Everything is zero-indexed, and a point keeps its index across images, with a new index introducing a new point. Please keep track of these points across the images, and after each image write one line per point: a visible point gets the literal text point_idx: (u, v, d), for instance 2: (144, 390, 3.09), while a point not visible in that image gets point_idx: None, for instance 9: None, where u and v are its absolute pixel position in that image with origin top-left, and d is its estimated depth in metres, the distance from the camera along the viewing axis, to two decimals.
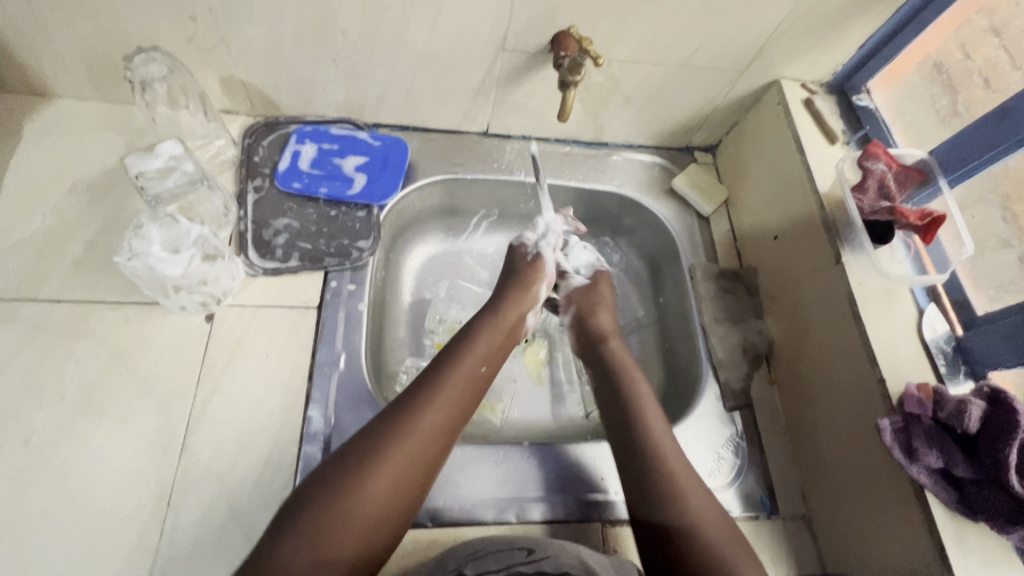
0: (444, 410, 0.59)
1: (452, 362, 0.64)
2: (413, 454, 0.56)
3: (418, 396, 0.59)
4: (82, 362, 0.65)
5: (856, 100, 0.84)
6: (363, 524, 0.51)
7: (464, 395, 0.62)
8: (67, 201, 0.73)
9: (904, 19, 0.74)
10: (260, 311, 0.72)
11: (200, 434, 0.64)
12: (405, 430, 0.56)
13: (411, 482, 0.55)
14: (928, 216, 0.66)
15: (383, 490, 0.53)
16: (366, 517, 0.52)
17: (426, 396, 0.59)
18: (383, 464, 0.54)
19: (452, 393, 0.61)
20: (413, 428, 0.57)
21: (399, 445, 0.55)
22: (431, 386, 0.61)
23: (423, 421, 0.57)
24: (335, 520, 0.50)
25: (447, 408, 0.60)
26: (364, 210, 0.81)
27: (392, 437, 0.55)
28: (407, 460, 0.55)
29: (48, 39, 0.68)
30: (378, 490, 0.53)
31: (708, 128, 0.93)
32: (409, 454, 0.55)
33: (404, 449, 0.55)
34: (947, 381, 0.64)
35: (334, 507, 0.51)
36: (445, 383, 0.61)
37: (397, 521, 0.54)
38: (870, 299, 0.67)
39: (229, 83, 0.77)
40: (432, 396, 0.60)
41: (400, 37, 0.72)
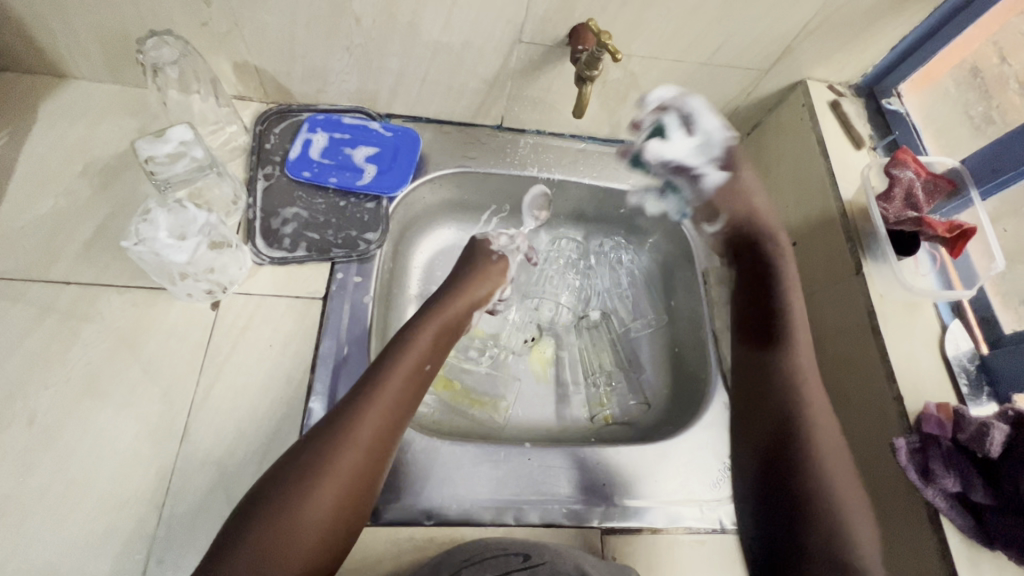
0: (386, 408, 0.58)
1: (395, 357, 0.62)
2: (350, 465, 0.55)
3: (360, 398, 0.58)
4: (88, 345, 0.65)
5: (885, 105, 0.79)
6: (313, 533, 0.52)
7: (407, 388, 0.61)
8: (79, 183, 0.73)
9: (940, 21, 0.71)
10: (266, 301, 0.71)
11: (201, 421, 0.64)
12: (350, 428, 0.56)
13: (362, 481, 0.55)
14: (958, 229, 0.63)
15: (332, 496, 0.53)
16: (310, 531, 0.52)
17: (368, 393, 0.59)
18: (326, 469, 0.54)
19: (396, 387, 0.60)
20: (357, 429, 0.56)
21: (342, 451, 0.55)
22: (373, 387, 0.59)
23: (366, 422, 0.57)
24: (287, 524, 0.51)
25: (388, 409, 0.59)
26: (374, 202, 0.80)
27: (338, 441, 0.55)
28: (355, 461, 0.55)
29: (64, 19, 0.68)
30: (325, 496, 0.53)
31: (728, 128, 0.91)
32: (352, 460, 0.55)
33: (347, 451, 0.55)
34: (970, 402, 0.61)
35: (277, 523, 0.51)
36: (383, 382, 0.60)
37: (354, 522, 0.55)
38: (891, 313, 0.65)
39: (242, 69, 0.77)
40: (374, 395, 0.59)
41: (415, 26, 0.71)
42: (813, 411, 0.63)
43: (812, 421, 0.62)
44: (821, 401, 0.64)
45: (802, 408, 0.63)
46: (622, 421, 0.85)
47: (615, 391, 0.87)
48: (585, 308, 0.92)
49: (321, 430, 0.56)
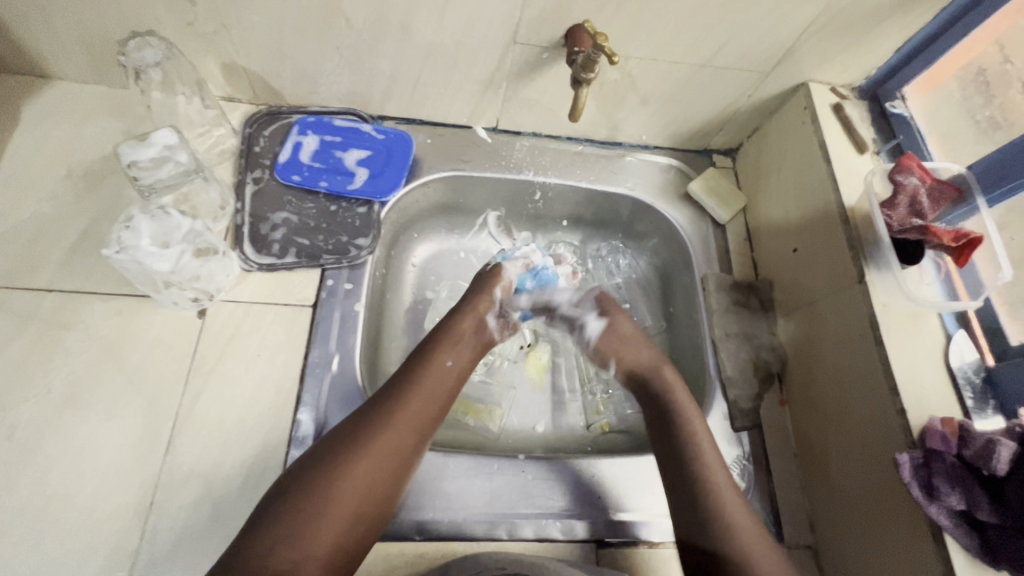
0: (418, 409, 0.60)
1: (425, 357, 0.65)
2: (382, 459, 0.56)
3: (394, 394, 0.60)
4: (70, 355, 0.64)
5: (889, 108, 0.77)
6: (339, 522, 0.52)
7: (439, 388, 0.63)
8: (62, 188, 0.72)
9: (947, 23, 0.69)
10: (254, 308, 0.70)
11: (186, 434, 0.62)
12: (387, 417, 0.58)
13: (389, 473, 0.56)
14: (965, 238, 0.60)
15: (361, 485, 0.54)
16: (336, 518, 0.52)
17: (401, 389, 0.61)
18: (359, 459, 0.55)
19: (430, 387, 0.62)
20: (392, 420, 0.58)
21: (375, 441, 0.56)
22: (406, 386, 0.61)
23: (400, 416, 0.58)
24: (315, 507, 0.51)
25: (419, 414, 0.60)
26: (365, 207, 0.78)
27: (373, 430, 0.57)
28: (385, 453, 0.56)
29: (46, 19, 0.66)
30: (357, 482, 0.54)
31: (728, 131, 0.89)
32: (382, 450, 0.56)
33: (379, 440, 0.56)
34: (974, 415, 0.60)
35: (306, 505, 0.52)
36: (415, 384, 0.62)
37: (378, 517, 0.55)
38: (895, 324, 0.63)
39: (230, 70, 0.75)
40: (406, 391, 0.61)
41: (407, 27, 0.69)
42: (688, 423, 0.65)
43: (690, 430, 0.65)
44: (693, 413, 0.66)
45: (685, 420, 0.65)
46: (618, 429, 0.85)
47: (612, 399, 0.87)
48: None
49: (354, 421, 0.58)
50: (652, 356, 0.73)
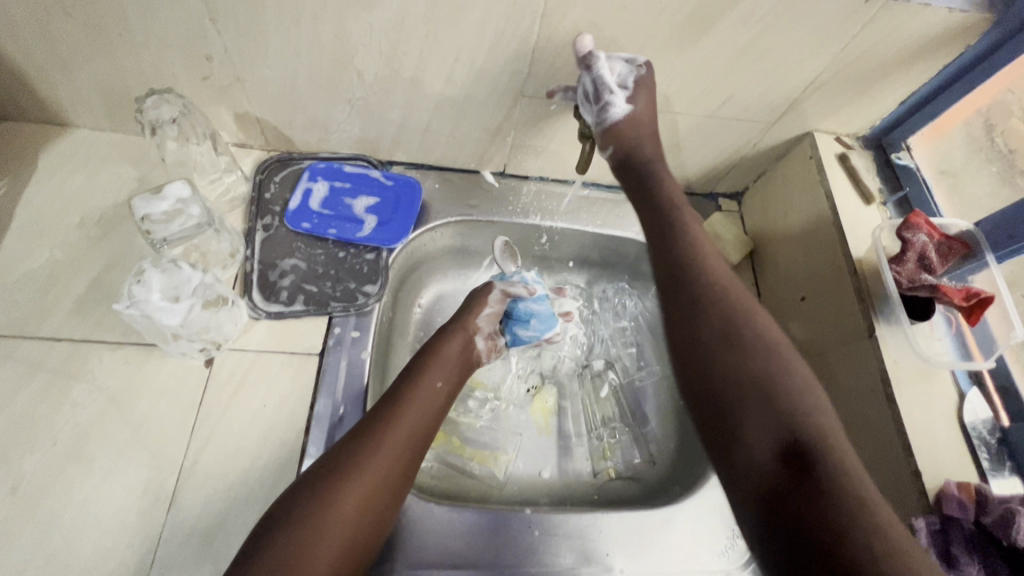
0: (410, 426, 0.60)
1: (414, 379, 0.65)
2: (381, 473, 0.56)
3: (389, 414, 0.60)
4: (77, 406, 0.63)
5: (894, 158, 0.78)
6: (338, 540, 0.51)
7: (428, 409, 0.63)
8: (75, 235, 0.72)
9: (950, 78, 0.69)
10: (261, 357, 0.70)
11: (190, 488, 0.62)
12: (380, 437, 0.58)
13: (380, 500, 0.55)
14: (975, 297, 0.60)
15: (352, 515, 0.53)
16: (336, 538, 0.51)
17: (390, 413, 0.60)
18: (354, 476, 0.54)
19: (417, 410, 0.62)
20: (382, 445, 0.57)
21: (366, 465, 0.55)
22: (393, 409, 0.61)
23: (392, 435, 0.58)
24: (306, 539, 0.50)
25: (415, 429, 0.61)
26: (373, 253, 0.79)
27: (367, 451, 0.56)
28: (375, 482, 0.55)
29: (67, 72, 0.68)
30: (347, 510, 0.53)
31: (734, 176, 0.89)
32: (370, 478, 0.55)
33: (370, 466, 0.55)
34: (990, 477, 0.59)
35: (307, 525, 0.51)
36: (409, 401, 0.62)
37: (371, 538, 0.54)
38: (906, 380, 0.62)
39: (243, 119, 0.76)
40: (397, 414, 0.60)
41: (417, 81, 0.70)
42: (751, 314, 0.56)
43: (741, 317, 0.56)
44: (750, 302, 0.57)
45: (737, 307, 0.56)
46: (625, 476, 0.83)
47: (619, 444, 0.86)
48: (588, 358, 0.91)
49: (341, 451, 0.56)
50: (709, 247, 0.62)
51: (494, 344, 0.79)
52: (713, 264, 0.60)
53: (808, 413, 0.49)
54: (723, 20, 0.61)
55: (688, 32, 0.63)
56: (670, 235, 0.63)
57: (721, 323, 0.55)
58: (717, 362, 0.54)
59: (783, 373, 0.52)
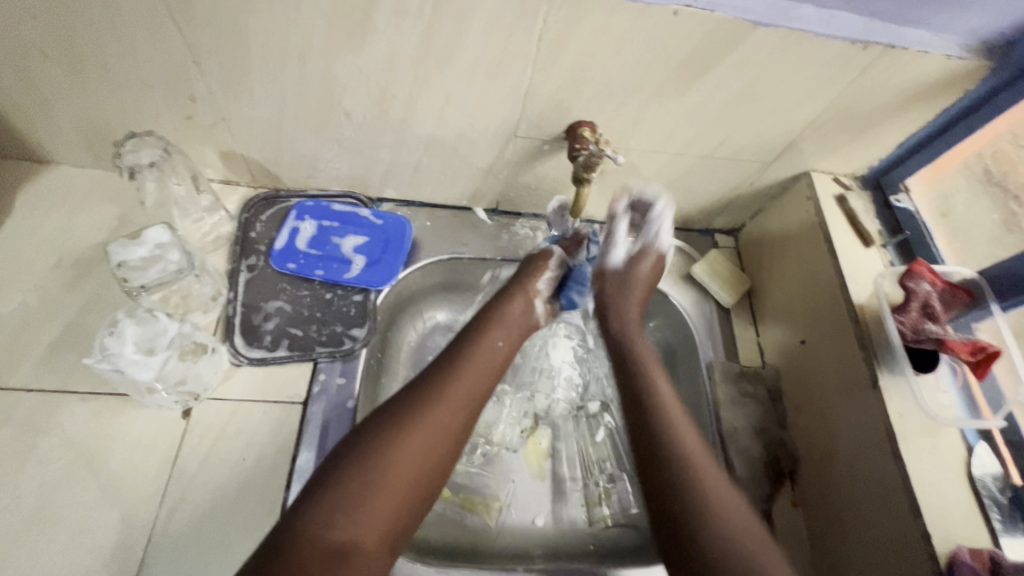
0: (471, 381, 0.59)
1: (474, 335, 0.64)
2: (439, 428, 0.54)
3: (447, 369, 0.59)
4: (44, 462, 0.60)
5: (893, 200, 0.77)
6: (396, 487, 0.50)
7: (488, 371, 0.61)
8: (50, 277, 0.70)
9: (949, 121, 0.68)
10: (241, 406, 0.67)
11: (161, 550, 0.58)
12: (438, 391, 0.56)
13: (439, 455, 0.53)
14: (983, 352, 0.58)
15: (409, 466, 0.52)
16: (394, 481, 0.50)
17: (450, 370, 0.59)
18: (410, 428, 0.53)
19: (479, 367, 0.61)
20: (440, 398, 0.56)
21: (426, 417, 0.54)
22: (452, 368, 0.59)
23: (451, 390, 0.57)
24: (360, 488, 0.49)
25: (476, 385, 0.59)
26: (361, 294, 0.76)
27: (423, 404, 0.55)
28: (432, 438, 0.53)
29: (45, 111, 0.66)
30: (404, 459, 0.51)
31: (731, 213, 0.88)
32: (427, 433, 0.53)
33: (428, 417, 0.54)
34: (1003, 540, 0.56)
35: (361, 473, 0.50)
36: (469, 359, 0.61)
37: (428, 493, 0.53)
38: (912, 435, 0.60)
39: (229, 157, 0.74)
40: (454, 372, 0.59)
41: (408, 122, 0.69)
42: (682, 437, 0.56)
43: (685, 449, 0.55)
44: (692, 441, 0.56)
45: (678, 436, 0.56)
46: (623, 523, 0.79)
47: (617, 489, 0.82)
48: (583, 399, 0.89)
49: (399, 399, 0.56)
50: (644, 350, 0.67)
51: (550, 307, 0.76)
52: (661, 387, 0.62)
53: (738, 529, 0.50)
54: (718, 65, 0.60)
55: (683, 76, 0.62)
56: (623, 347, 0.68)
57: (679, 468, 0.54)
58: (660, 478, 0.54)
59: (736, 528, 0.50)
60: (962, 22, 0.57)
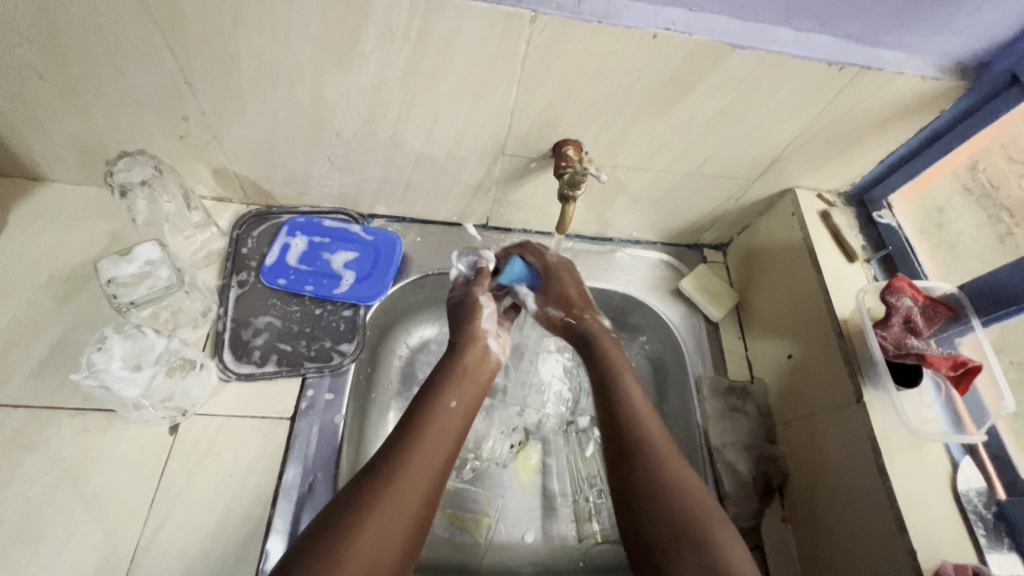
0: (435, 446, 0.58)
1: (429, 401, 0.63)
2: (412, 497, 0.54)
3: (407, 435, 0.58)
4: (30, 479, 0.60)
5: (876, 216, 0.78)
6: (370, 561, 0.49)
7: (447, 432, 0.61)
8: (41, 294, 0.70)
9: (927, 139, 0.70)
10: (229, 422, 0.67)
11: (145, 568, 0.58)
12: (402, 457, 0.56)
13: (402, 533, 0.52)
14: (963, 366, 0.59)
15: (375, 551, 0.50)
16: (368, 561, 0.49)
17: (404, 443, 0.57)
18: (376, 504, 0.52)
19: (435, 435, 0.59)
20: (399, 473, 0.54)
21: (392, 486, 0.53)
22: (405, 442, 0.58)
23: (417, 456, 0.57)
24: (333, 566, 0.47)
25: (438, 449, 0.58)
26: (351, 309, 0.77)
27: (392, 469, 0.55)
28: (396, 515, 0.52)
29: (40, 130, 0.67)
30: (371, 543, 0.50)
31: (719, 228, 0.89)
32: (388, 512, 0.52)
33: (391, 496, 0.53)
34: (989, 555, 0.56)
35: (335, 552, 0.48)
36: (427, 420, 0.60)
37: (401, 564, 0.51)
38: (896, 450, 0.60)
39: (221, 174, 0.75)
40: (412, 441, 0.58)
41: (397, 140, 0.70)
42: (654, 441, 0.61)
43: (659, 463, 0.59)
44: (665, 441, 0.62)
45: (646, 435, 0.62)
46: (613, 539, 0.78)
47: (606, 505, 0.81)
48: (574, 414, 0.89)
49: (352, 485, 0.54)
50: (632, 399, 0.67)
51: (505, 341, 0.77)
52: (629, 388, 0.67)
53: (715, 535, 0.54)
54: (699, 86, 0.62)
55: (666, 96, 0.63)
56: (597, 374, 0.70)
57: (652, 474, 0.58)
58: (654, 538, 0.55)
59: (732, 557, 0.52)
60: (935, 44, 0.59)
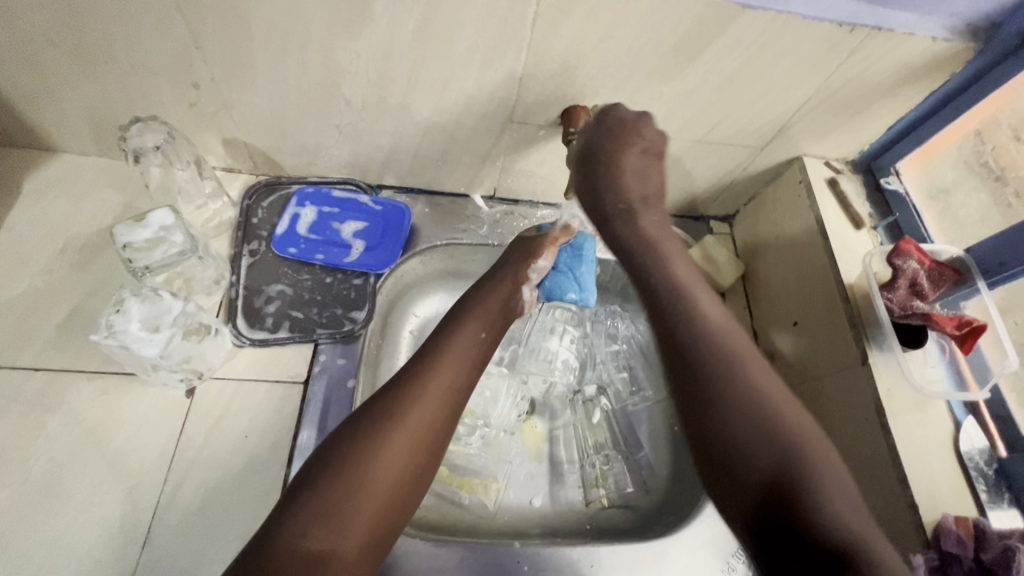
0: (459, 369, 0.56)
1: (453, 328, 0.60)
2: (433, 413, 0.52)
3: (431, 358, 0.56)
4: (53, 438, 0.62)
5: (885, 182, 0.78)
6: (386, 478, 0.48)
7: (472, 357, 0.59)
8: (57, 261, 0.71)
9: (936, 105, 0.70)
10: (244, 386, 0.68)
11: (167, 524, 0.60)
12: (426, 375, 0.54)
13: (421, 456, 0.51)
14: (968, 325, 0.59)
15: (393, 473, 0.48)
16: (388, 475, 0.48)
17: (430, 365, 0.55)
18: (395, 422, 0.50)
19: (458, 360, 0.57)
20: (418, 400, 0.52)
21: (412, 408, 0.51)
22: (431, 365, 0.56)
23: (438, 376, 0.55)
24: (349, 482, 0.46)
25: (460, 371, 0.56)
26: (361, 278, 0.78)
27: (417, 385, 0.53)
28: (412, 443, 0.50)
29: (52, 99, 0.67)
30: (388, 470, 0.48)
31: (725, 198, 0.89)
32: (405, 438, 0.50)
33: (410, 419, 0.51)
34: (989, 510, 0.58)
35: (348, 470, 0.47)
36: (453, 345, 0.58)
37: (417, 480, 0.51)
38: (900, 410, 0.61)
39: (231, 144, 0.76)
40: (435, 367, 0.55)
41: (406, 108, 0.70)
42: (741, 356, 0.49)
43: (735, 362, 0.48)
44: (770, 378, 0.48)
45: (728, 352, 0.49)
46: (619, 504, 0.81)
47: (613, 471, 0.84)
48: (580, 383, 0.89)
49: (374, 405, 0.52)
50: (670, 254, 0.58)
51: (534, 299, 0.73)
52: (712, 317, 0.52)
53: (817, 469, 0.43)
54: (708, 50, 0.62)
55: (675, 61, 0.63)
56: (656, 282, 0.55)
57: (721, 387, 0.47)
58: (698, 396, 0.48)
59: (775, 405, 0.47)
60: (948, 5, 0.58)
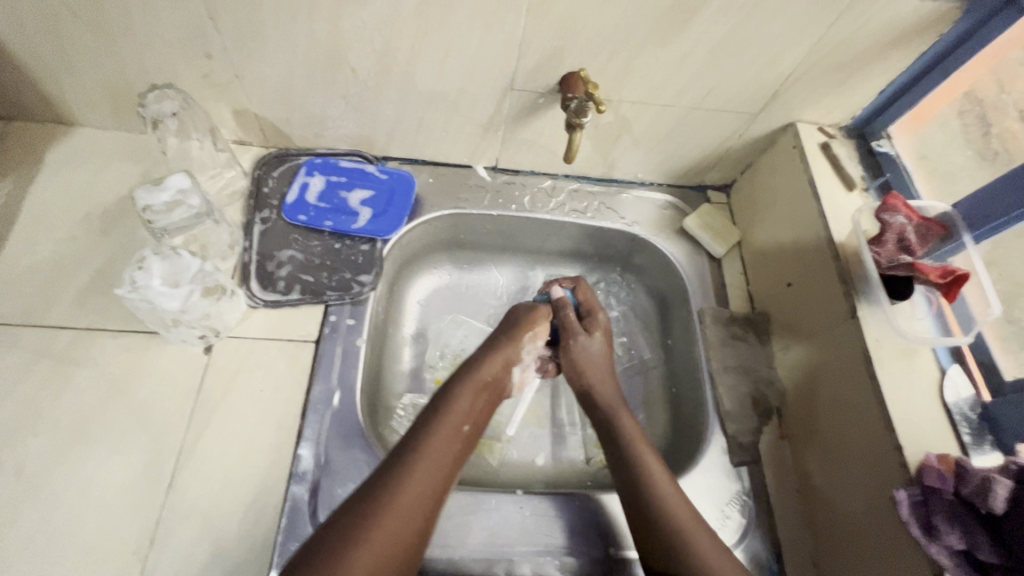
0: (431, 472, 0.58)
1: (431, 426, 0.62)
2: (406, 516, 0.54)
3: (405, 461, 0.58)
4: (80, 391, 0.65)
5: (875, 146, 0.80)
6: None
7: (447, 455, 0.61)
8: (80, 228, 0.75)
9: (926, 66, 0.71)
10: (258, 344, 0.71)
11: (190, 470, 0.63)
12: (402, 478, 0.56)
13: (394, 561, 0.52)
14: (951, 275, 0.62)
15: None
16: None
17: (408, 464, 0.58)
18: (363, 535, 0.51)
19: (434, 460, 0.59)
20: (392, 504, 0.54)
21: (385, 516, 0.53)
22: (404, 468, 0.57)
23: (412, 480, 0.57)
24: None
25: (436, 474, 0.59)
26: (368, 244, 0.81)
27: (394, 486, 0.56)
28: (382, 549, 0.52)
29: (72, 72, 0.70)
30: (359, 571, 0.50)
31: (722, 167, 0.91)
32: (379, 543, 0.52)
33: (378, 528, 0.52)
34: (971, 452, 0.60)
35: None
36: (429, 441, 0.60)
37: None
38: (888, 359, 0.63)
39: (242, 116, 0.79)
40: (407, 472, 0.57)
41: (410, 77, 0.73)
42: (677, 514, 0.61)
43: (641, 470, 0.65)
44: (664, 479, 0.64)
45: (677, 522, 0.60)
46: None
47: None
48: None
49: (348, 512, 0.53)
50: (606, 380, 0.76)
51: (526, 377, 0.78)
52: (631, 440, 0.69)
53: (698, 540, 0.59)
54: (700, 13, 0.64)
55: (670, 24, 0.65)
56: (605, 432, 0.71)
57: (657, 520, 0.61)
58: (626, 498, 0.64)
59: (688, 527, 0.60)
60: None
